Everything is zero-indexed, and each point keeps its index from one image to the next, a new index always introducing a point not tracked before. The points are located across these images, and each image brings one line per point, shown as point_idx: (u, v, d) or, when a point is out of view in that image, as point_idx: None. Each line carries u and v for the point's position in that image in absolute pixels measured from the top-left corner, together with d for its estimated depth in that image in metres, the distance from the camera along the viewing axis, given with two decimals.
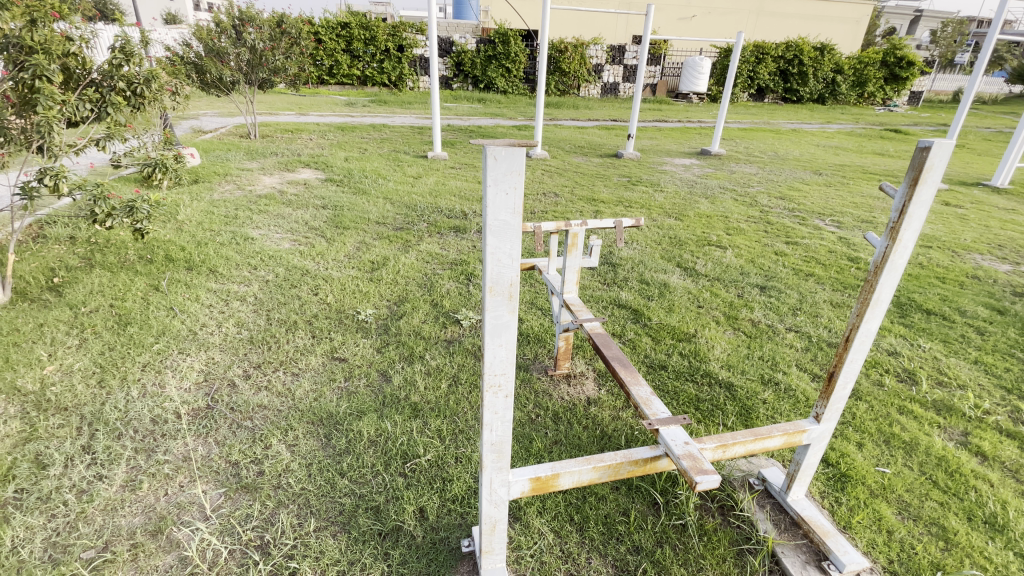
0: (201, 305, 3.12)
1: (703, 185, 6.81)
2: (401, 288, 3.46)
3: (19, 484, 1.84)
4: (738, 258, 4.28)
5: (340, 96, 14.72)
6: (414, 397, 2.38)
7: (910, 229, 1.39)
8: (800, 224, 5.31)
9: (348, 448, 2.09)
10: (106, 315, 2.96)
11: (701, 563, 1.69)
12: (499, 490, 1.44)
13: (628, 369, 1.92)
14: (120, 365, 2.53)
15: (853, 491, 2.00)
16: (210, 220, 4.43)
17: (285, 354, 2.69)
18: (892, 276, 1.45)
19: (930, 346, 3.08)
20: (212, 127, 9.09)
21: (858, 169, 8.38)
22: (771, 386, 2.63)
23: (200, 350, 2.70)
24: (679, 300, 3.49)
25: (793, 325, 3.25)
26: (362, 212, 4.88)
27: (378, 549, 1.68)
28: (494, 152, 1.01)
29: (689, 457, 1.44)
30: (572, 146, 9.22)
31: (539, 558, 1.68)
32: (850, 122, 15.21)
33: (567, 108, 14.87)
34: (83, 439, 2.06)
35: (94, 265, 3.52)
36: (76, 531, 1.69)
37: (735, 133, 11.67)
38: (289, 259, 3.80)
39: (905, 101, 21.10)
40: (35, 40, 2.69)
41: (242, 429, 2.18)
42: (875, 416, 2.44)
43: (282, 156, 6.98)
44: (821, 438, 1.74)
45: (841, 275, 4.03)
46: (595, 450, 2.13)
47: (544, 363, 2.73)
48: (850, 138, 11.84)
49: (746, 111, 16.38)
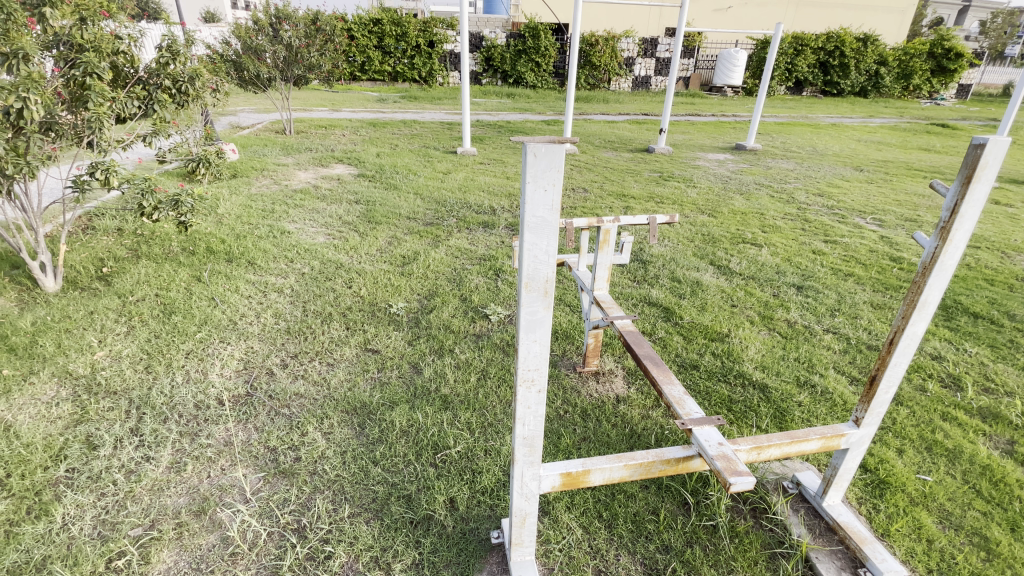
0: (240, 296, 3.23)
1: (737, 181, 6.65)
2: (432, 282, 3.50)
3: (72, 463, 1.94)
4: (773, 257, 4.18)
5: (372, 92, 14.93)
6: (444, 390, 2.42)
7: (962, 229, 1.33)
8: (839, 222, 5.14)
9: (381, 437, 2.14)
10: (152, 304, 3.09)
11: (731, 564, 1.67)
12: (529, 484, 1.45)
13: (660, 367, 1.90)
14: (166, 352, 2.65)
15: (891, 498, 1.94)
16: (248, 214, 4.57)
17: (320, 345, 2.76)
18: (940, 278, 1.40)
19: (977, 351, 2.94)
20: (250, 123, 9.36)
21: (901, 165, 8.05)
22: (807, 389, 2.56)
23: (239, 340, 2.79)
24: (712, 299, 3.43)
25: (831, 326, 3.16)
26: (393, 207, 4.96)
27: (409, 537, 1.72)
28: (534, 150, 1.02)
29: (723, 457, 1.41)
30: (602, 141, 9.12)
31: (568, 553, 1.69)
32: (894, 116, 14.58)
33: (597, 102, 14.71)
34: (131, 422, 2.17)
35: (141, 257, 3.68)
36: (125, 509, 1.79)
37: (771, 128, 11.34)
38: (324, 253, 3.90)
39: (952, 95, 20.15)
40: (85, 38, 2.81)
41: (280, 417, 2.25)
42: (917, 422, 2.36)
43: (316, 151, 7.14)
44: (861, 442, 1.69)
45: (883, 276, 3.89)
46: (625, 448, 2.12)
47: (573, 359, 2.72)
48: (894, 133, 11.36)
49: (783, 105, 15.89)
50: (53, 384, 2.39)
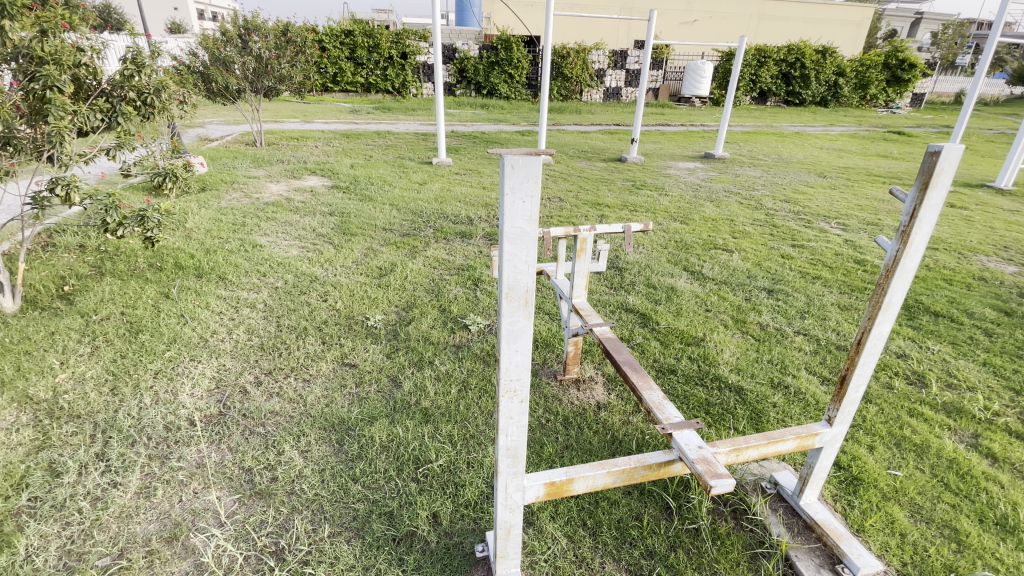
0: (211, 312, 3.15)
1: (708, 189, 6.80)
2: (409, 293, 3.48)
3: (35, 492, 1.84)
4: (744, 262, 4.29)
5: (343, 103, 14.75)
6: (425, 403, 2.40)
7: (920, 233, 1.39)
8: (805, 227, 5.32)
9: (360, 453, 2.10)
10: (118, 323, 2.98)
11: (715, 567, 1.69)
12: (514, 495, 1.43)
13: (639, 373, 1.92)
14: (133, 372, 2.55)
15: (865, 495, 2.00)
16: (218, 228, 4.47)
17: (296, 360, 2.71)
18: (902, 280, 1.46)
19: (939, 348, 3.07)
20: (218, 134, 9.18)
21: (862, 171, 8.39)
22: (781, 390, 2.63)
23: (211, 357, 2.72)
24: (686, 304, 3.50)
25: (801, 328, 3.26)
26: (368, 218, 4.92)
27: (392, 555, 1.69)
28: (512, 162, 1.02)
29: (704, 461, 1.44)
30: (575, 151, 9.24)
31: (553, 563, 1.69)
32: (853, 124, 15.19)
33: (570, 113, 14.95)
34: (97, 447, 2.07)
35: (105, 274, 3.54)
36: (92, 538, 1.70)
37: (738, 136, 11.69)
38: (297, 266, 3.83)
39: (907, 103, 21.17)
40: (45, 50, 2.70)
41: (254, 436, 2.19)
42: (885, 419, 2.45)
43: (287, 163, 7.03)
44: (834, 441, 1.74)
45: (848, 278, 4.03)
46: (606, 454, 2.14)
47: (553, 367, 2.73)
48: (854, 140, 11.83)
49: (748, 114, 16.42)
50: (12, 409, 2.27)
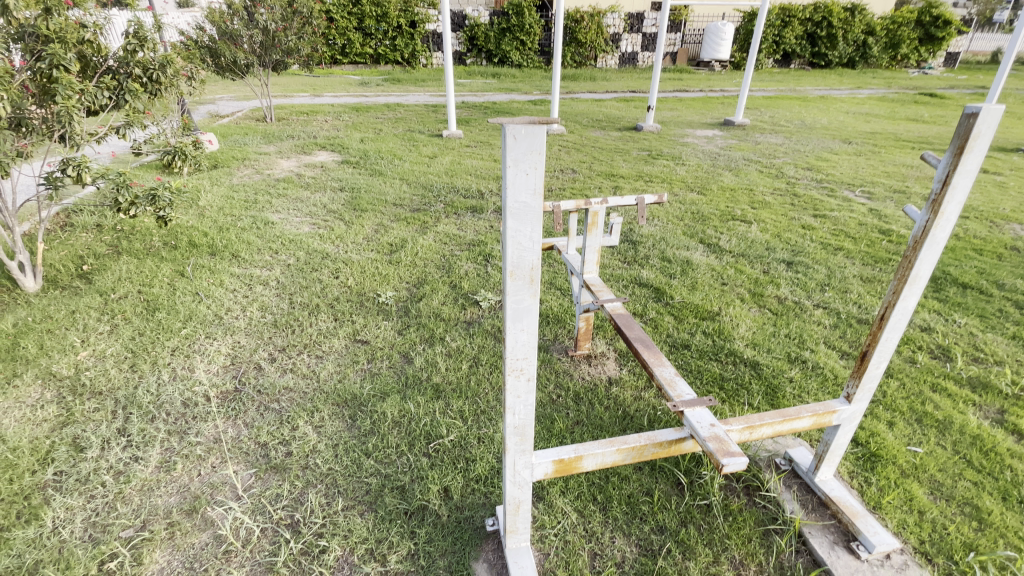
0: (225, 290, 3.18)
1: (726, 157, 6.59)
2: (420, 269, 3.46)
3: (59, 466, 1.90)
4: (763, 233, 4.17)
5: (352, 76, 14.53)
6: (436, 378, 2.40)
7: (954, 201, 1.31)
8: (828, 195, 5.15)
9: (373, 429, 2.12)
10: (135, 301, 3.02)
11: (726, 543, 1.68)
12: (522, 472, 1.42)
13: (651, 349, 1.89)
14: (151, 349, 2.59)
15: (882, 471, 1.96)
16: (230, 206, 4.48)
17: (309, 337, 2.73)
18: (932, 252, 1.38)
19: (965, 321, 2.97)
20: (229, 111, 9.13)
21: (890, 136, 8.04)
22: (798, 365, 2.58)
23: (226, 335, 2.75)
24: (702, 278, 3.42)
25: (821, 301, 3.17)
26: (379, 194, 4.88)
27: (404, 528, 1.71)
28: (514, 132, 0.96)
29: (716, 439, 1.42)
30: (589, 120, 9.00)
31: (563, 537, 1.69)
32: (881, 86, 14.52)
33: (584, 81, 14.53)
34: (118, 423, 2.12)
35: (122, 253, 3.59)
36: (116, 511, 1.75)
37: (759, 102, 11.27)
38: (309, 243, 3.83)
39: (939, 63, 20.12)
40: (50, 29, 2.68)
41: (269, 412, 2.23)
42: (907, 394, 2.38)
43: (298, 139, 6.98)
44: (852, 418, 1.69)
45: (872, 249, 3.90)
46: (618, 430, 2.13)
47: (564, 343, 2.71)
48: (882, 104, 11.31)
49: (770, 78, 15.78)
50: (37, 386, 2.33)
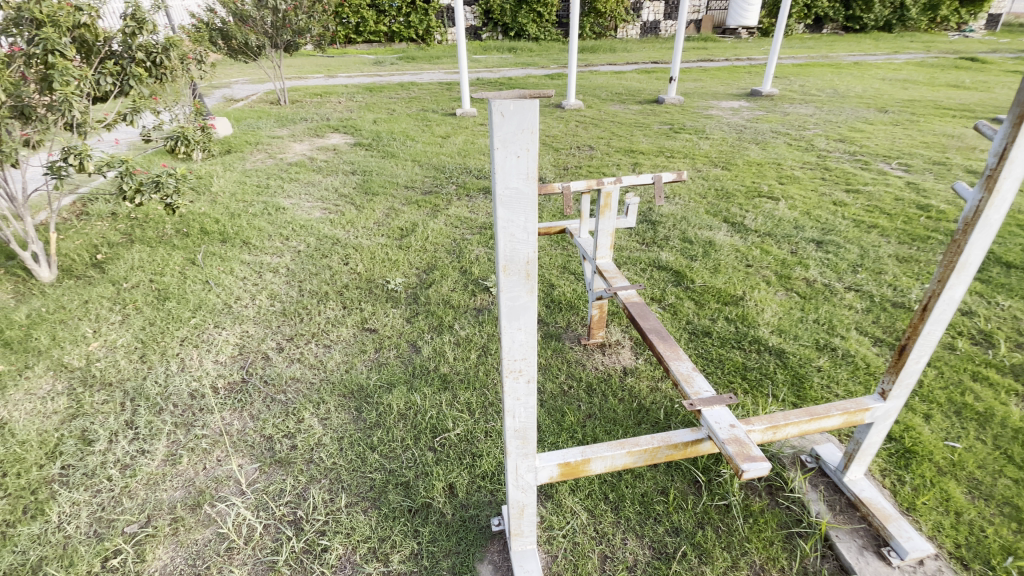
0: (235, 278, 3.15)
1: (752, 130, 6.28)
2: (430, 255, 3.38)
3: (67, 460, 1.90)
4: (791, 211, 3.95)
5: (367, 55, 14.35)
6: (444, 368, 2.33)
7: (1011, 177, 1.14)
8: (862, 169, 4.85)
9: (378, 421, 2.07)
10: (147, 290, 3.02)
11: (745, 546, 1.58)
12: (525, 476, 1.34)
13: (667, 341, 1.77)
14: (160, 340, 2.59)
15: (917, 469, 1.82)
16: (243, 191, 4.45)
17: (317, 326, 2.68)
18: (984, 236, 1.22)
19: (1011, 304, 2.75)
20: (244, 94, 9.10)
21: (929, 103, 7.55)
22: (827, 352, 2.43)
23: (234, 324, 2.72)
24: (725, 260, 3.25)
25: (853, 284, 2.98)
26: (390, 176, 4.80)
27: (408, 526, 1.66)
28: (501, 108, 0.85)
29: (735, 441, 1.31)
30: (608, 93, 8.69)
31: (572, 539, 1.62)
32: (920, 51, 13.68)
33: (604, 53, 14.04)
34: (126, 415, 2.11)
35: (135, 241, 3.59)
36: (121, 505, 1.75)
37: (788, 70, 10.72)
38: (319, 228, 3.78)
39: (984, 25, 18.87)
40: (43, 12, 2.62)
41: (275, 403, 2.19)
42: (945, 384, 2.22)
43: (311, 121, 6.91)
44: (887, 416, 1.56)
45: (909, 226, 3.65)
46: (632, 424, 2.03)
47: (577, 331, 2.60)
48: (921, 70, 10.64)
49: (801, 45, 15.00)
50: (49, 377, 2.34)
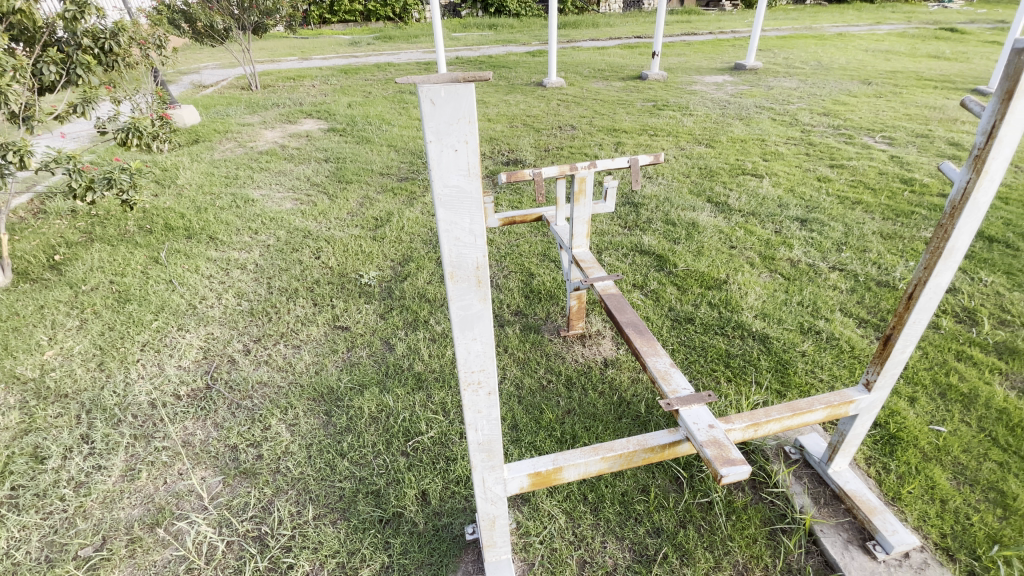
0: (200, 276, 3.01)
1: (737, 105, 6.17)
2: (406, 245, 3.26)
3: (17, 480, 1.79)
4: (774, 188, 3.87)
5: (343, 35, 13.90)
6: (418, 366, 2.24)
7: (1000, 157, 1.05)
8: (846, 143, 4.78)
9: (348, 426, 1.98)
10: (106, 292, 2.88)
11: (728, 545, 1.53)
12: (494, 488, 1.26)
13: (644, 335, 1.69)
14: (120, 345, 2.46)
15: (902, 456, 1.78)
16: (210, 183, 4.27)
17: (286, 326, 2.57)
18: (971, 220, 1.14)
19: (994, 280, 2.70)
20: (213, 80, 8.76)
21: (913, 74, 7.47)
22: (811, 336, 2.37)
23: (199, 326, 2.60)
24: (708, 242, 3.17)
25: (837, 263, 2.92)
26: (365, 163, 4.63)
27: (378, 538, 1.58)
28: (431, 94, 0.74)
29: (714, 444, 1.24)
30: (590, 70, 8.49)
31: (549, 545, 1.56)
32: (903, 20, 13.56)
33: (586, 28, 13.72)
34: (82, 429, 2.01)
35: (95, 240, 3.43)
36: (75, 527, 1.66)
37: (772, 42, 10.56)
38: (290, 220, 3.63)
39: None
40: None
41: (241, 410, 2.09)
42: (929, 365, 2.17)
43: (283, 107, 6.66)
44: (871, 408, 1.50)
45: (893, 201, 3.59)
46: (612, 419, 1.97)
47: (557, 323, 2.52)
48: (903, 40, 10.54)
49: (785, 16, 14.79)
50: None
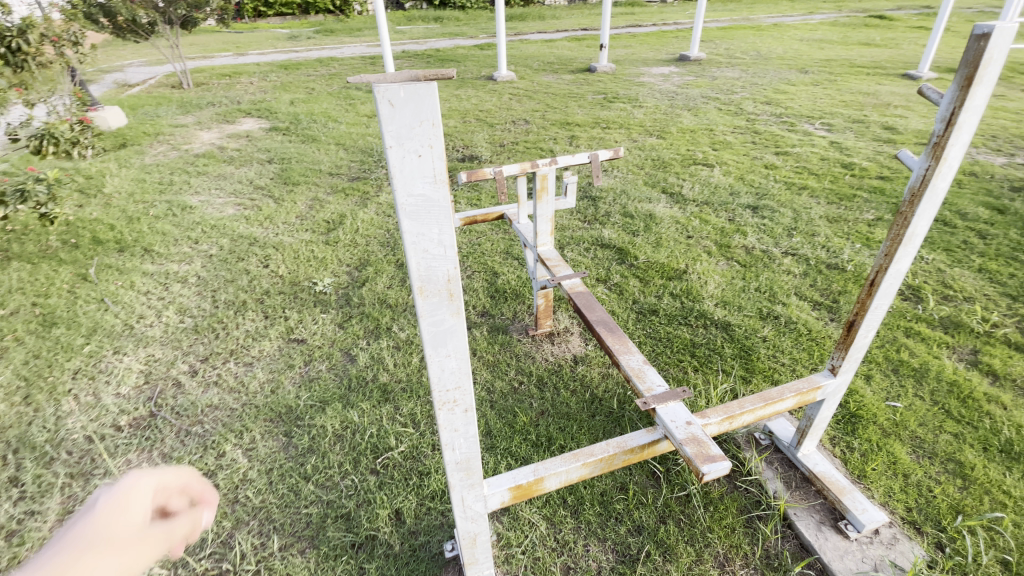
0: (137, 293, 2.78)
1: (684, 96, 6.30)
2: (361, 249, 3.13)
3: None
4: (725, 176, 3.97)
5: (280, 29, 13.27)
6: (383, 377, 2.15)
7: (957, 144, 1.08)
8: (788, 130, 4.96)
9: (312, 446, 1.87)
10: (28, 316, 2.61)
11: (708, 537, 1.54)
12: (474, 506, 1.21)
13: (615, 333, 1.67)
14: (47, 375, 2.23)
15: (864, 434, 1.85)
16: (142, 190, 3.96)
17: (236, 342, 2.40)
18: (930, 206, 1.17)
19: (932, 258, 2.86)
20: (140, 78, 8.16)
21: (844, 62, 7.86)
22: (771, 321, 2.44)
23: (139, 348, 2.40)
24: (666, 233, 3.21)
25: (789, 248, 3.01)
26: (312, 163, 4.42)
27: (351, 565, 1.50)
28: (388, 95, 0.66)
29: (694, 441, 1.22)
30: (540, 63, 8.47)
31: (532, 554, 1.52)
32: (831, 10, 14.25)
33: (532, 20, 13.69)
34: (8, 472, 1.80)
35: (11, 258, 3.10)
36: None
37: (713, 33, 10.86)
38: (233, 228, 3.41)
39: None
40: None
41: (191, 438, 1.94)
42: (881, 343, 2.27)
43: (219, 106, 6.27)
44: (836, 391, 1.54)
45: (836, 185, 3.75)
46: (586, 417, 1.94)
47: (524, 322, 2.48)
48: (833, 30, 11.09)
49: (723, 8, 15.26)
50: None
